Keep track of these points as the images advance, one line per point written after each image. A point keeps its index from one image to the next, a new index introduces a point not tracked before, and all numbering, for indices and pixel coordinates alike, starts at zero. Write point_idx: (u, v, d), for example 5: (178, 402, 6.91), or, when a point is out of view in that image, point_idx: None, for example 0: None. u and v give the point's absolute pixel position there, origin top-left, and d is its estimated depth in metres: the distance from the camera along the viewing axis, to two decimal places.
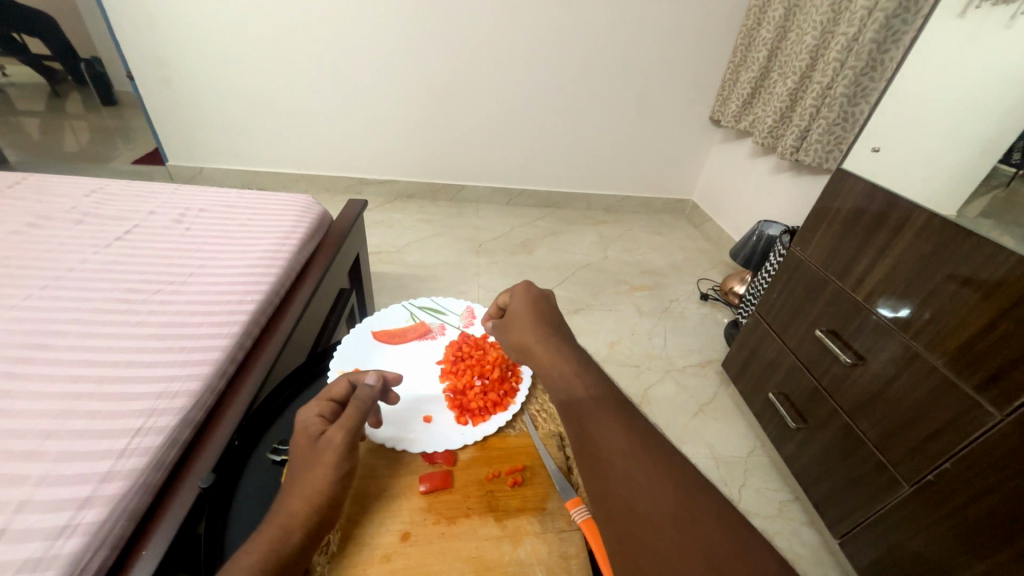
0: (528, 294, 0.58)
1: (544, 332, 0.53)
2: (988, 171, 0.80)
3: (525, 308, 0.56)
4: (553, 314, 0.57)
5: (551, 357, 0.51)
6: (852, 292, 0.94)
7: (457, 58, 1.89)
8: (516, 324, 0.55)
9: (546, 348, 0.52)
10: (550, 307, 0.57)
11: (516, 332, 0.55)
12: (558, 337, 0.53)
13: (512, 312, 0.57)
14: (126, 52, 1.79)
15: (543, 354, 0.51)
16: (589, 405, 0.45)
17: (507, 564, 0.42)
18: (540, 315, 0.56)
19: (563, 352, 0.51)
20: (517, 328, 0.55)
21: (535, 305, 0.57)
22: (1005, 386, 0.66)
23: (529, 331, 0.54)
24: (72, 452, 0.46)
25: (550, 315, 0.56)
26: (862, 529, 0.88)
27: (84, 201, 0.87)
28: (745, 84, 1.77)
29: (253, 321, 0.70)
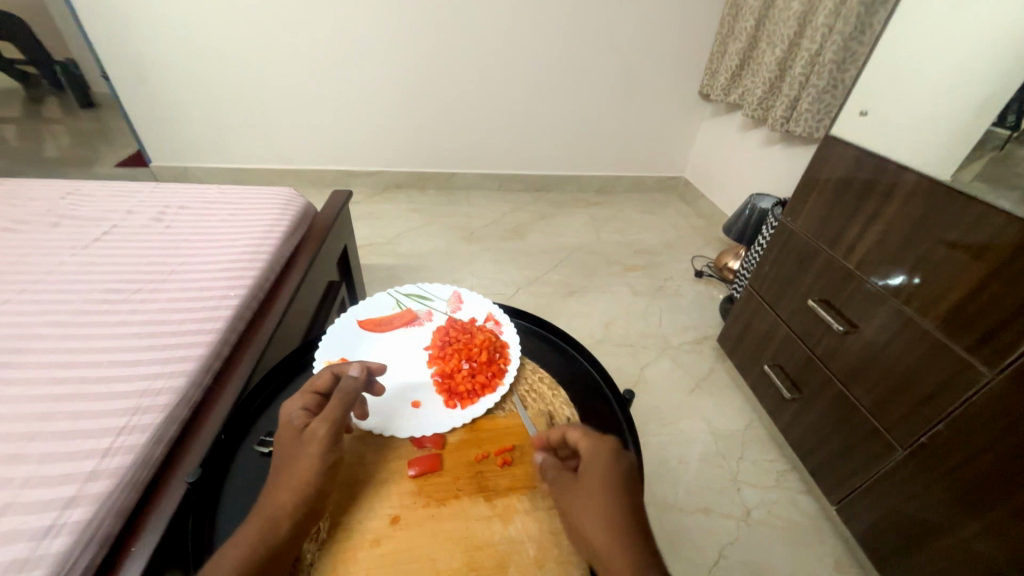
0: (611, 439, 0.46)
1: (599, 467, 0.44)
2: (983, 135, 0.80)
3: (607, 464, 0.44)
4: (630, 469, 0.45)
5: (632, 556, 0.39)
6: (843, 260, 0.93)
7: (438, 43, 1.84)
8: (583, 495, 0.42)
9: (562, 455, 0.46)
10: (630, 460, 0.46)
11: (592, 497, 0.42)
12: (608, 468, 0.44)
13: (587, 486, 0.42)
14: (98, 51, 1.75)
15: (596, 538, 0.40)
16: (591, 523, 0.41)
17: (498, 543, 0.42)
18: (621, 474, 0.43)
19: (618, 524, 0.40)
20: (596, 490, 0.42)
21: (615, 456, 0.44)
22: (997, 344, 0.66)
23: (614, 504, 0.41)
24: (55, 453, 0.46)
25: (630, 475, 0.44)
26: (858, 495, 0.89)
27: (61, 204, 0.85)
28: (733, 56, 1.74)
29: (237, 316, 0.68)
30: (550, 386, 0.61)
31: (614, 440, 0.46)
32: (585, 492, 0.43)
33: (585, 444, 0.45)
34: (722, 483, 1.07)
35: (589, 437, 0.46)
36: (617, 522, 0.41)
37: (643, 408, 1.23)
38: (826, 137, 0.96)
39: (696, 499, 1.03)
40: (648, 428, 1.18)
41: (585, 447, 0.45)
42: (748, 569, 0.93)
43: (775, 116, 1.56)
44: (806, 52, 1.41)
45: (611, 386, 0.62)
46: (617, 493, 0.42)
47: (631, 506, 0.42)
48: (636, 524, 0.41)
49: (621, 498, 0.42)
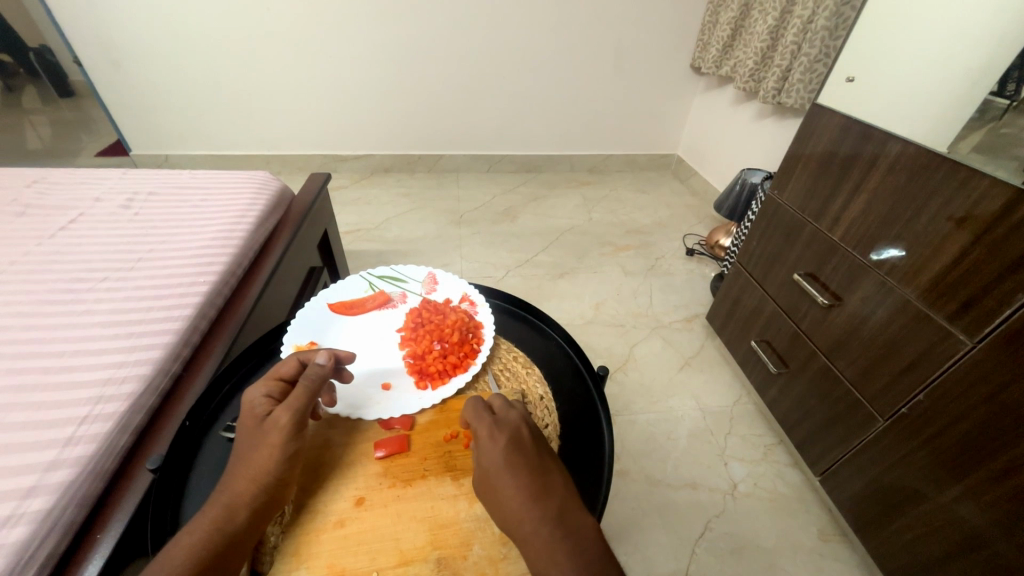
0: (503, 430, 0.44)
1: (521, 465, 0.42)
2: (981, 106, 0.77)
3: (502, 460, 0.42)
4: (533, 454, 0.43)
5: (546, 549, 0.38)
6: (828, 232, 0.92)
7: (421, 19, 1.78)
8: (493, 476, 0.42)
9: (490, 459, 0.42)
10: (533, 444, 0.44)
11: (497, 496, 0.41)
12: (531, 466, 0.42)
13: (488, 464, 0.42)
14: (68, 35, 1.69)
15: (513, 512, 0.40)
16: (523, 530, 0.39)
17: (463, 521, 0.42)
18: (519, 467, 0.42)
19: (529, 493, 0.41)
20: (496, 487, 0.41)
21: (509, 448, 0.43)
22: (976, 313, 0.65)
23: (517, 496, 0.40)
24: (14, 443, 0.45)
25: (533, 461, 0.43)
26: (841, 465, 0.90)
27: (26, 192, 0.83)
28: (725, 26, 1.69)
29: (208, 302, 0.67)
30: (523, 364, 0.61)
31: (509, 428, 0.44)
32: (490, 492, 0.42)
33: (479, 444, 0.44)
34: (710, 458, 1.07)
35: (481, 437, 0.44)
36: (522, 516, 0.40)
37: (632, 386, 1.23)
38: (812, 105, 0.94)
39: (683, 475, 1.04)
40: (637, 406, 1.18)
41: (480, 448, 0.44)
42: (735, 541, 0.94)
43: (766, 88, 1.52)
44: (798, 18, 1.37)
45: (584, 361, 0.62)
46: (517, 483, 0.41)
47: (536, 495, 0.40)
48: (546, 510, 0.40)
49: (521, 488, 0.41)
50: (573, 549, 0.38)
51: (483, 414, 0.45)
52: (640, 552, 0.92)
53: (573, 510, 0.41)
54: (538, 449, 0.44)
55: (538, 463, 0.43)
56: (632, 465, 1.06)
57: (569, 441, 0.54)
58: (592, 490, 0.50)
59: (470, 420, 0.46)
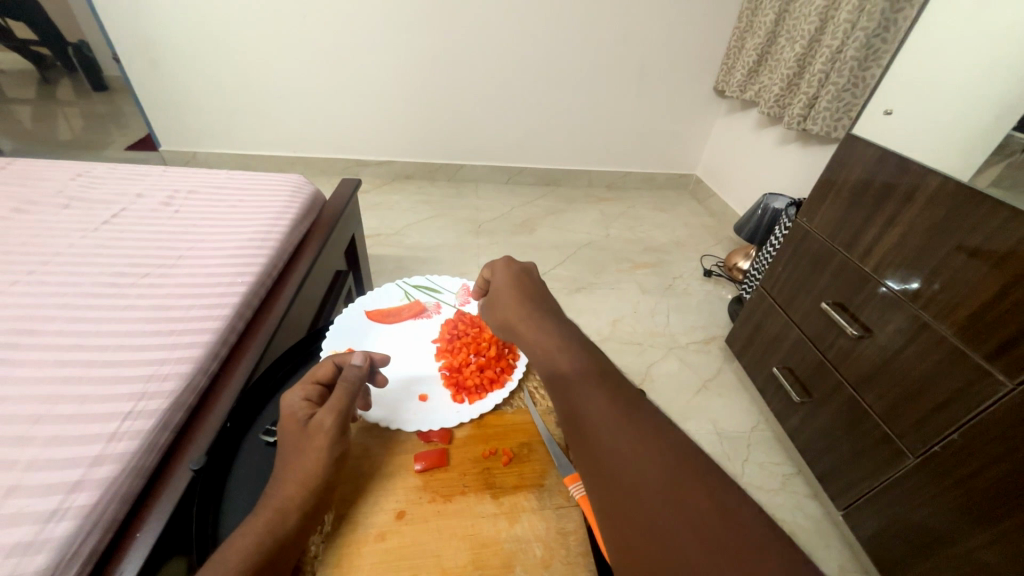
0: (503, 271, 0.58)
1: (524, 295, 0.55)
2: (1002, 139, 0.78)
3: (509, 282, 0.57)
4: (535, 285, 0.58)
5: (534, 329, 0.51)
6: (859, 263, 0.91)
7: (451, 31, 1.81)
8: (503, 298, 0.56)
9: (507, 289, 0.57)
10: (536, 279, 0.59)
11: (501, 304, 0.56)
12: (530, 295, 0.55)
13: (497, 291, 0.57)
14: (109, 33, 1.73)
15: (522, 325, 0.52)
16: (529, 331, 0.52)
17: (504, 541, 0.42)
18: (523, 288, 0.56)
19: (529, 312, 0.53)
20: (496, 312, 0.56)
21: (518, 276, 0.58)
22: (1015, 355, 0.64)
23: (516, 302, 0.54)
24: (62, 436, 0.45)
25: (536, 289, 0.57)
26: (864, 501, 0.88)
27: (70, 185, 0.85)
28: (751, 52, 1.70)
29: (245, 303, 0.68)
30: None
31: (513, 269, 0.58)
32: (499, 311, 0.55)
33: (495, 278, 0.58)
34: None
35: (496, 273, 0.59)
36: (525, 317, 0.53)
37: None
38: (847, 135, 0.94)
39: None
40: None
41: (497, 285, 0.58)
42: None
43: (792, 114, 1.53)
44: (827, 48, 1.37)
45: None
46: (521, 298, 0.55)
47: (535, 307, 0.54)
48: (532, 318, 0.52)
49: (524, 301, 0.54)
50: (548, 339, 0.50)
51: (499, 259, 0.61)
52: None
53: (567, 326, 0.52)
54: (525, 282, 0.57)
55: (539, 289, 0.57)
56: None
57: None
58: None
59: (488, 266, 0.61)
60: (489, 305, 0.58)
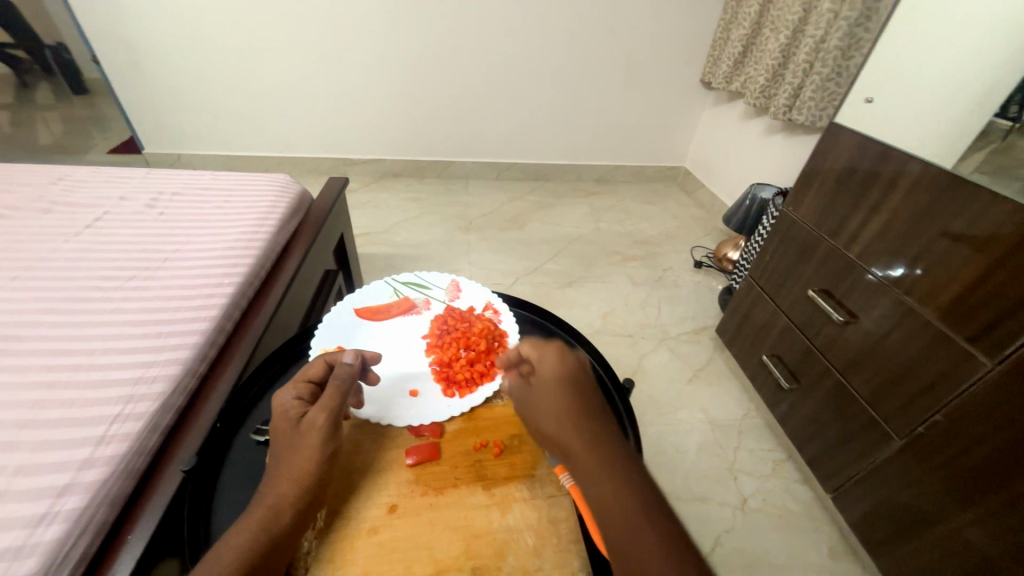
0: (548, 357, 0.50)
1: (569, 394, 0.46)
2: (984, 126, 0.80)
3: (554, 376, 0.48)
4: (582, 380, 0.49)
5: (583, 446, 0.43)
6: (845, 250, 0.92)
7: (436, 27, 1.80)
8: (543, 394, 0.47)
9: (551, 382, 0.48)
10: (588, 375, 0.50)
11: (544, 404, 0.47)
12: (577, 392, 0.47)
13: (539, 382, 0.48)
14: (87, 34, 1.70)
15: (566, 435, 0.44)
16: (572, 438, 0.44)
17: (497, 531, 0.42)
18: (576, 389, 0.47)
19: (576, 420, 0.44)
20: (534, 408, 0.47)
21: (567, 369, 0.49)
22: (998, 335, 0.66)
23: (562, 406, 0.45)
24: (48, 441, 0.45)
25: (589, 391, 0.48)
26: (853, 483, 0.90)
27: (52, 189, 0.83)
28: (736, 43, 1.71)
29: (233, 303, 0.67)
30: None
31: (560, 360, 0.49)
32: (547, 415, 0.46)
33: (541, 370, 0.49)
34: (720, 472, 1.07)
35: (543, 363, 0.49)
36: (577, 430, 0.44)
37: (641, 398, 1.23)
38: (830, 124, 0.95)
39: (693, 488, 1.04)
40: (646, 418, 1.18)
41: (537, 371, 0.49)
42: (744, 556, 0.93)
43: (777, 104, 1.54)
44: (810, 38, 1.38)
45: (610, 375, 0.62)
46: (575, 404, 0.46)
47: (591, 416, 0.45)
48: (578, 426, 0.44)
49: (579, 409, 0.45)
50: (599, 459, 0.42)
51: (545, 345, 0.51)
52: None
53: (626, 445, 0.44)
54: (573, 378, 0.48)
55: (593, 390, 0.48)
56: None
57: None
58: None
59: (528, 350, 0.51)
60: (525, 397, 0.49)
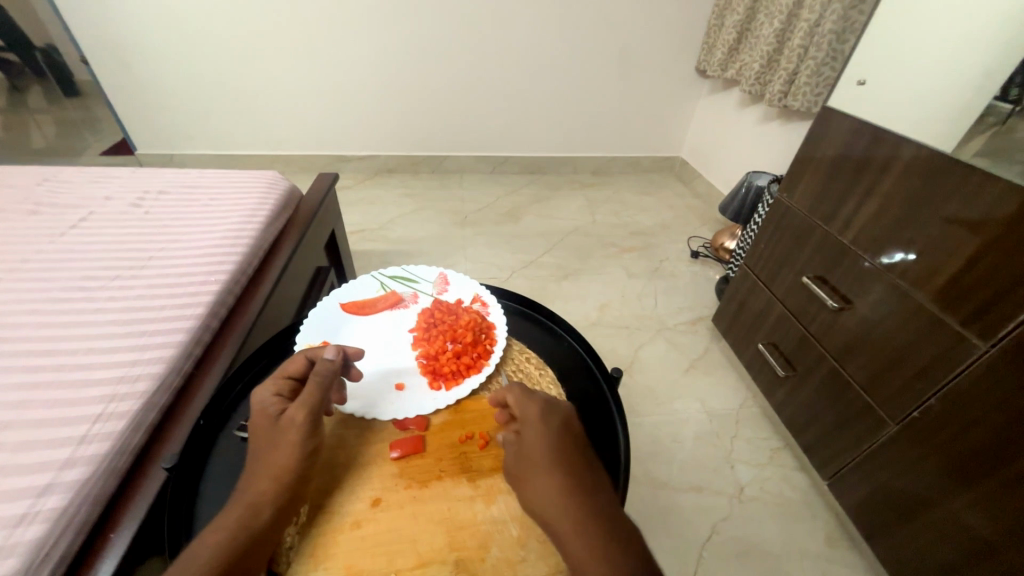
0: (537, 417, 0.46)
1: (560, 463, 0.43)
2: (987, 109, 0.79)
3: (544, 443, 0.44)
4: (574, 443, 0.45)
5: (578, 530, 0.39)
6: (838, 236, 0.91)
7: (427, 19, 1.78)
8: (534, 463, 0.44)
9: (540, 447, 0.44)
10: (581, 434, 0.46)
11: (534, 476, 0.43)
12: (569, 461, 0.43)
13: (528, 450, 0.44)
14: (75, 35, 1.69)
15: (559, 516, 0.41)
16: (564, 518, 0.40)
17: (480, 523, 0.43)
18: (569, 457, 0.44)
19: (569, 497, 0.41)
20: (523, 478, 0.44)
21: (558, 431, 0.45)
22: (991, 317, 0.65)
23: (554, 480, 0.42)
24: (29, 441, 0.45)
25: (581, 457, 0.45)
26: (849, 470, 0.90)
27: (37, 190, 0.83)
28: (730, 30, 1.69)
29: (219, 301, 0.67)
30: (536, 366, 0.60)
31: (550, 422, 0.46)
32: (533, 485, 0.43)
33: (528, 430, 0.45)
34: (717, 462, 1.07)
35: (530, 423, 0.46)
36: (566, 506, 0.41)
37: (638, 389, 1.22)
38: (824, 108, 0.93)
39: (690, 478, 1.04)
40: (642, 409, 1.17)
41: (524, 431, 0.46)
42: (741, 544, 0.93)
43: (772, 91, 1.52)
44: (805, 22, 1.37)
45: (598, 365, 0.62)
46: (564, 474, 0.42)
47: (580, 486, 0.42)
48: (571, 505, 0.41)
49: (568, 480, 0.42)
50: (593, 544, 0.39)
51: (534, 401, 0.47)
52: None
53: (617, 516, 0.41)
54: (566, 443, 0.45)
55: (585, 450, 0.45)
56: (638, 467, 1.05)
57: None
58: None
59: (517, 406, 0.47)
60: (514, 462, 0.45)
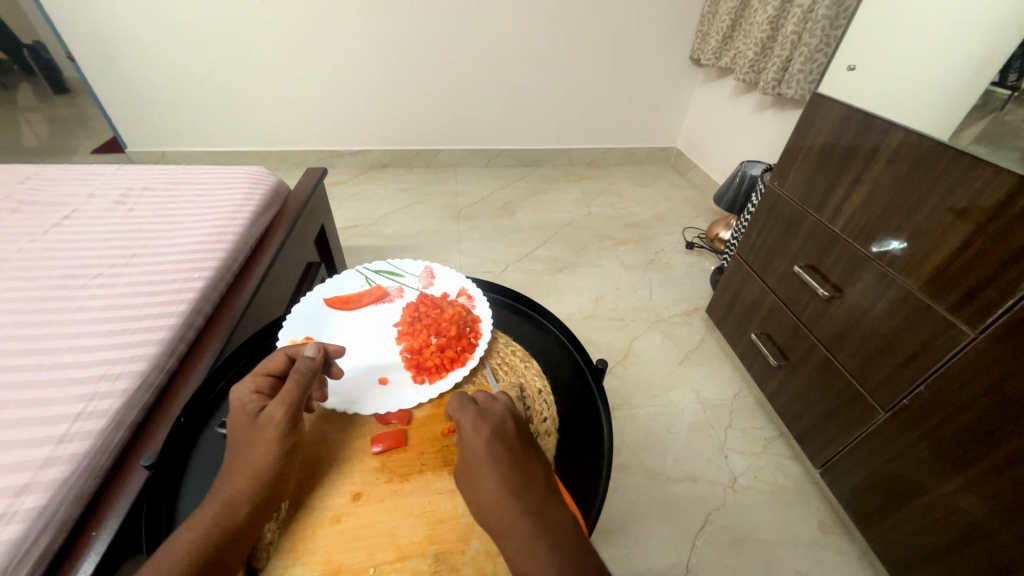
0: (474, 429, 0.45)
1: (500, 473, 0.43)
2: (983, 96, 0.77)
3: (483, 452, 0.44)
4: (515, 447, 0.45)
5: (520, 542, 0.40)
6: (828, 224, 0.91)
7: (416, 10, 1.75)
8: (474, 475, 0.43)
9: (480, 458, 0.43)
10: (521, 430, 0.47)
11: (476, 488, 0.43)
12: (511, 469, 0.43)
13: (468, 461, 0.44)
14: (60, 32, 1.67)
15: (502, 528, 0.41)
16: (507, 529, 0.40)
17: (461, 515, 0.43)
18: (508, 464, 0.43)
19: (512, 507, 0.41)
20: (465, 490, 0.44)
21: (496, 439, 0.45)
22: (979, 303, 0.65)
23: (495, 492, 0.42)
24: (8, 441, 0.44)
25: (523, 462, 0.44)
26: (841, 457, 0.90)
27: (19, 189, 0.82)
28: (724, 17, 1.67)
29: (203, 298, 0.66)
30: (522, 358, 0.60)
31: (488, 430, 0.45)
32: (473, 489, 0.43)
33: (463, 433, 0.46)
34: (710, 452, 1.07)
35: (466, 426, 0.46)
36: (508, 515, 0.41)
37: (632, 381, 1.22)
38: (814, 95, 0.92)
39: (684, 468, 1.04)
40: (636, 400, 1.18)
41: (464, 439, 0.45)
42: (735, 533, 0.94)
43: (766, 79, 1.50)
44: (798, 8, 1.35)
45: (584, 356, 0.62)
46: (503, 473, 0.43)
47: (519, 485, 0.43)
48: (513, 514, 0.41)
49: (508, 478, 0.42)
50: (536, 554, 0.39)
51: (468, 405, 0.47)
52: (640, 544, 0.92)
53: (556, 508, 0.42)
54: (504, 450, 0.44)
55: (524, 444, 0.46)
56: (632, 458, 1.05)
57: (567, 444, 0.53)
58: (589, 491, 0.49)
59: (454, 411, 0.47)
60: (457, 473, 0.45)
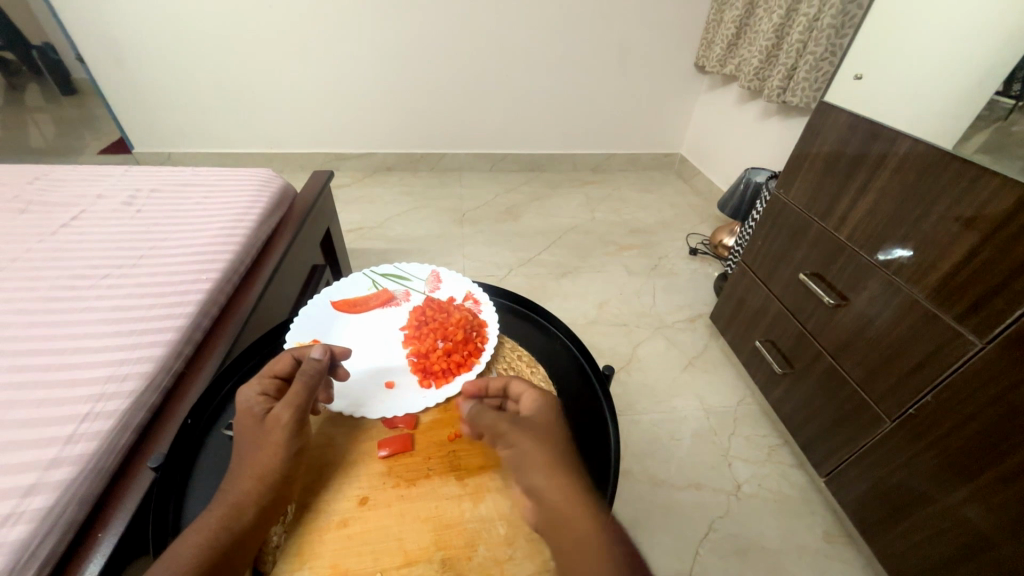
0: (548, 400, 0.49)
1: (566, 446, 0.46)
2: (987, 104, 0.77)
3: (552, 423, 0.47)
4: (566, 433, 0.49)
5: (589, 508, 0.41)
6: (834, 232, 0.91)
7: (422, 16, 1.76)
8: (546, 439, 0.45)
9: (550, 428, 0.46)
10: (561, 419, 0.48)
11: (545, 454, 0.44)
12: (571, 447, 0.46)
13: (538, 427, 0.46)
14: (71, 34, 1.69)
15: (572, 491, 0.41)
16: (578, 494, 0.41)
17: (467, 521, 0.43)
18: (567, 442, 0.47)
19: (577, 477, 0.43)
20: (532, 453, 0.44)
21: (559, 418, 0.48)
22: (986, 313, 0.65)
23: (565, 459, 0.44)
24: (16, 441, 0.44)
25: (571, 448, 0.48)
26: (846, 467, 0.89)
27: (29, 189, 0.83)
28: (729, 25, 1.67)
29: (211, 299, 0.66)
30: (528, 364, 0.60)
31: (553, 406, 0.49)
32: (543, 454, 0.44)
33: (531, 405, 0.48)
34: (714, 459, 1.07)
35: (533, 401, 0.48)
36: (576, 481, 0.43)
37: (635, 387, 1.22)
38: (820, 103, 0.92)
39: (688, 476, 1.03)
40: (639, 407, 1.17)
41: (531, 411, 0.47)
42: (738, 541, 0.93)
43: (771, 86, 1.51)
44: (803, 16, 1.35)
45: (590, 362, 0.62)
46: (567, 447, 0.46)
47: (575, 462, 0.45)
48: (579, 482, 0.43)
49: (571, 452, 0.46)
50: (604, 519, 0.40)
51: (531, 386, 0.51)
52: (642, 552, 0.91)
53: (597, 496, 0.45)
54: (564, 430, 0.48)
55: (546, 441, 0.45)
56: (635, 465, 1.05)
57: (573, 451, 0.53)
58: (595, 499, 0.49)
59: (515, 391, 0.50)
60: (521, 442, 0.45)
